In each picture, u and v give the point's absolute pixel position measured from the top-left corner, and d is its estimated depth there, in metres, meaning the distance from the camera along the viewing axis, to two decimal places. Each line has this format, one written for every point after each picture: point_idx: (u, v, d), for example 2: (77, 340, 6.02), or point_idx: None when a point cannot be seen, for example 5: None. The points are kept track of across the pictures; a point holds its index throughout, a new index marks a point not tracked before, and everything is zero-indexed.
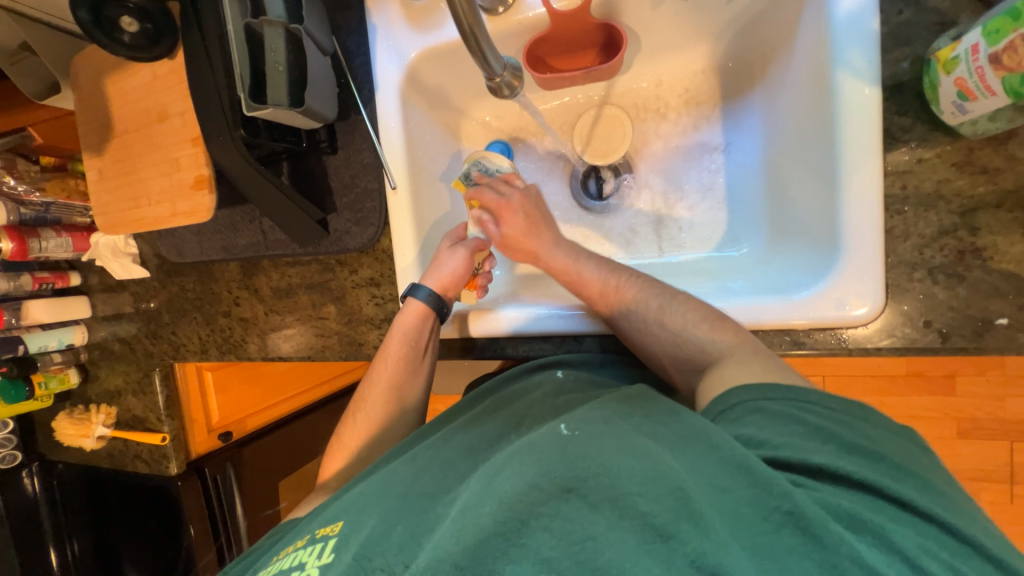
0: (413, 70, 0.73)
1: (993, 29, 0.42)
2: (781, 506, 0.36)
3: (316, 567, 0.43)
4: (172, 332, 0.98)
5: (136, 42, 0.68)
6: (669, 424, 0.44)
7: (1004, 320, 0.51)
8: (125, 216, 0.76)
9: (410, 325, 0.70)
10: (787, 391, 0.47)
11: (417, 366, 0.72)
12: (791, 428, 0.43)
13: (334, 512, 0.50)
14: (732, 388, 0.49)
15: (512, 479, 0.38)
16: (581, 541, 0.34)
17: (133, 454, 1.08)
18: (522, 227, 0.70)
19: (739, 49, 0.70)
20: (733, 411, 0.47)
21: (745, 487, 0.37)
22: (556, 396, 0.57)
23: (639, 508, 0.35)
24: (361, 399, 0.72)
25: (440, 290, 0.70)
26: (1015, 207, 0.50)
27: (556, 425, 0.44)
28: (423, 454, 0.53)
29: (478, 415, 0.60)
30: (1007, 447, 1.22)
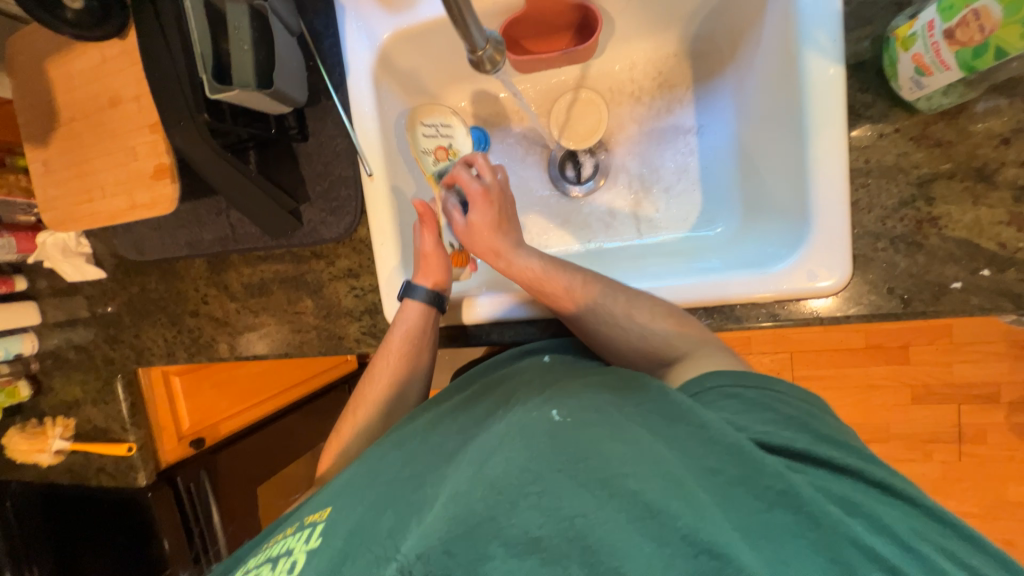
0: (385, 52, 0.71)
1: (947, 6, 0.45)
2: (773, 486, 0.37)
3: (304, 552, 0.43)
4: (135, 335, 0.92)
5: (81, 21, 0.63)
6: (661, 405, 0.44)
7: (959, 283, 0.55)
8: (77, 211, 0.71)
9: (413, 325, 0.69)
10: (759, 380, 0.49)
11: (418, 356, 0.70)
12: (767, 414, 0.45)
13: (321, 500, 0.50)
14: (707, 371, 0.51)
15: (501, 461, 0.37)
16: (570, 518, 0.35)
17: (96, 467, 1.02)
18: (490, 217, 0.67)
19: (709, 32, 0.72)
20: (708, 393, 0.49)
21: (733, 470, 0.38)
22: (543, 375, 0.56)
23: (629, 486, 0.36)
24: (363, 391, 0.72)
25: (439, 288, 0.70)
26: (966, 177, 0.54)
27: (547, 408, 0.44)
28: (411, 440, 0.52)
29: (465, 400, 0.58)
30: (956, 409, 1.31)
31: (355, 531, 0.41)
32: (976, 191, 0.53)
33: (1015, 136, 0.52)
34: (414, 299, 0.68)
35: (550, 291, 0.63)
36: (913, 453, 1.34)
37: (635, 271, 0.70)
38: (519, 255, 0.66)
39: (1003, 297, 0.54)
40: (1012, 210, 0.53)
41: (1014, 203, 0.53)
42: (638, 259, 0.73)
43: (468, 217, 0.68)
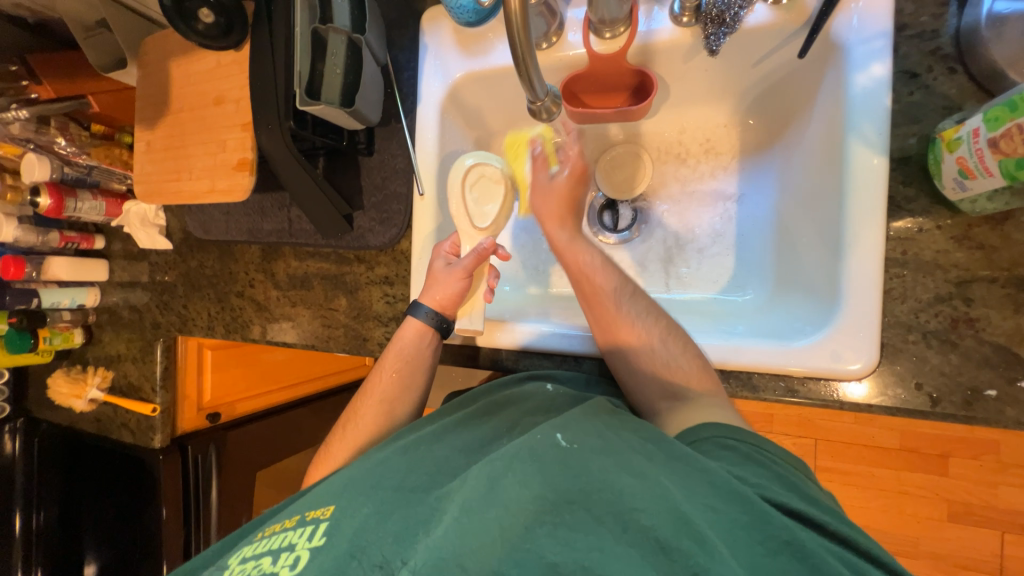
0: (455, 88, 0.79)
1: (993, 117, 0.46)
2: (777, 535, 0.36)
3: (306, 549, 0.44)
4: (183, 306, 1.00)
5: (208, 32, 0.74)
6: (664, 444, 0.44)
7: (993, 391, 0.53)
8: (165, 187, 0.80)
9: (409, 347, 0.72)
10: (745, 435, 0.49)
11: (415, 379, 0.72)
12: (760, 470, 0.44)
13: (320, 496, 0.51)
14: (704, 422, 0.52)
15: (519, 486, 0.39)
16: (586, 550, 0.35)
17: (120, 422, 1.08)
18: (572, 194, 0.69)
19: (761, 108, 0.75)
20: (704, 443, 0.49)
21: (739, 512, 0.37)
22: (543, 409, 0.57)
23: (641, 523, 0.36)
24: (355, 411, 0.72)
25: (441, 308, 0.71)
26: (1009, 284, 0.53)
27: (553, 431, 0.45)
28: (416, 449, 0.54)
29: (467, 420, 0.60)
30: (998, 537, 1.19)
31: (359, 533, 0.42)
32: (1017, 299, 0.52)
33: None
34: (415, 316, 0.71)
35: (592, 283, 0.64)
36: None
37: None
38: (574, 244, 0.67)
39: None
40: None
41: None
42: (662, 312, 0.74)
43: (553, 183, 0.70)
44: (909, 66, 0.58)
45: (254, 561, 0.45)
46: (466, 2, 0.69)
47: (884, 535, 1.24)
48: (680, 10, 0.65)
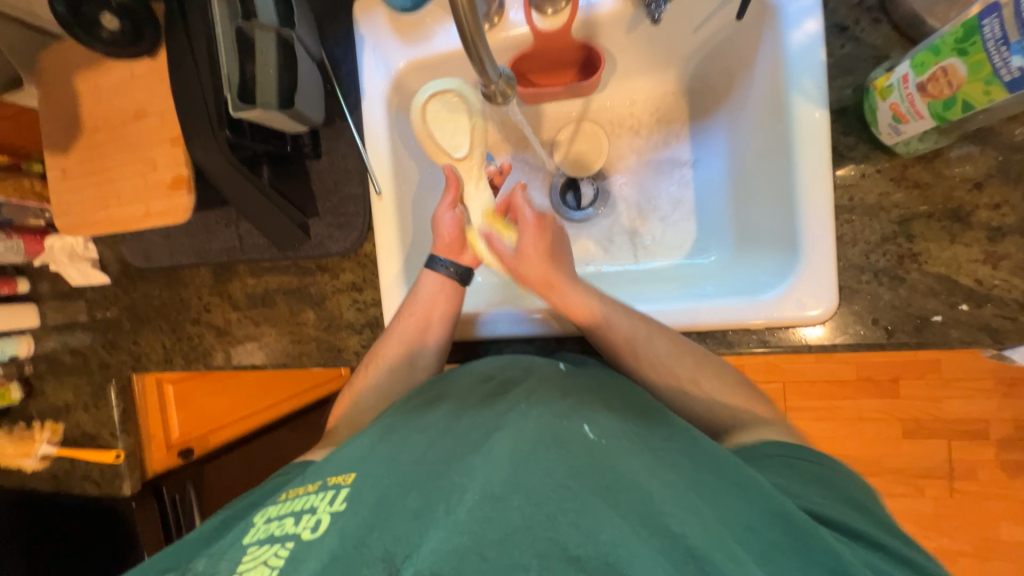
0: (399, 79, 0.75)
1: (919, 62, 0.48)
2: (823, 561, 0.38)
3: (328, 513, 0.45)
4: (133, 341, 0.93)
5: (115, 39, 0.67)
6: (698, 453, 0.47)
7: (939, 317, 0.57)
8: (90, 217, 0.73)
9: (428, 295, 0.71)
10: (810, 454, 0.51)
11: (435, 325, 0.71)
12: (821, 489, 0.47)
13: (341, 462, 0.52)
14: (766, 440, 0.54)
15: (542, 475, 0.41)
16: (610, 544, 0.37)
17: (81, 474, 0.99)
18: (543, 244, 0.68)
19: (705, 73, 0.77)
20: (764, 458, 0.51)
21: (775, 530, 0.40)
22: (563, 381, 0.56)
23: (670, 528, 0.38)
24: (377, 351, 0.72)
25: (454, 258, 0.72)
26: (943, 218, 0.57)
27: (582, 422, 0.47)
28: (433, 425, 0.53)
29: (486, 387, 0.58)
30: (946, 446, 1.32)
31: (380, 506, 0.44)
32: (952, 231, 0.56)
33: (987, 181, 0.55)
34: (433, 270, 0.71)
35: (606, 337, 0.63)
36: (905, 488, 1.35)
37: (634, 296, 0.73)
38: (568, 288, 0.66)
39: (982, 331, 0.56)
40: (987, 249, 0.55)
41: (988, 243, 0.55)
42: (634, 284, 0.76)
43: (519, 244, 0.69)
44: (838, 19, 0.60)
45: (278, 521, 0.47)
46: None
47: (851, 460, 1.35)
48: None
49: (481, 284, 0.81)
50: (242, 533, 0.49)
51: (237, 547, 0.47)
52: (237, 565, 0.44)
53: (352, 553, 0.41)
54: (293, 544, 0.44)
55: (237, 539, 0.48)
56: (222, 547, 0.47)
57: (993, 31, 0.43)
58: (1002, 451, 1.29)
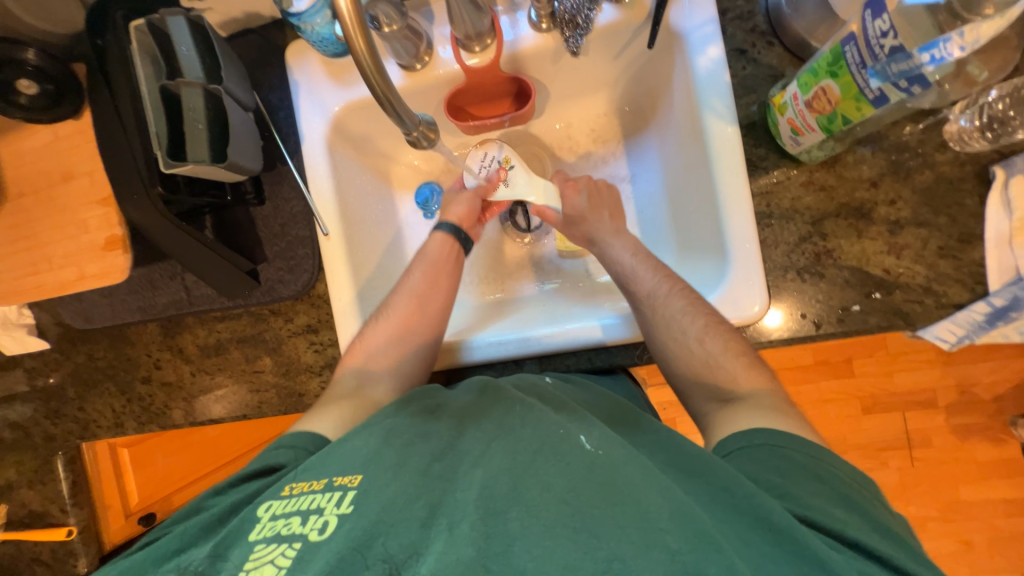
0: (337, 121, 0.77)
1: (804, 82, 0.54)
2: (812, 569, 0.38)
3: (335, 515, 0.45)
4: (79, 408, 0.88)
5: (35, 103, 0.66)
6: (688, 461, 0.47)
7: (857, 306, 0.61)
8: (21, 285, 0.70)
9: (436, 256, 0.77)
10: (805, 445, 0.49)
11: (443, 281, 0.76)
12: (816, 486, 0.45)
13: (346, 461, 0.51)
14: (757, 427, 0.51)
15: (543, 490, 0.43)
16: (607, 559, 0.38)
17: (30, 557, 0.92)
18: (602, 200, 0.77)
19: (632, 95, 0.81)
20: (757, 449, 0.49)
21: (767, 540, 0.40)
22: (553, 398, 0.58)
23: (668, 544, 0.38)
24: (387, 304, 0.74)
25: (460, 223, 0.79)
26: (849, 216, 0.62)
27: (578, 433, 0.49)
28: (435, 435, 0.53)
29: (484, 400, 0.59)
30: (901, 417, 1.40)
31: (387, 510, 0.44)
32: (858, 227, 0.62)
33: (882, 180, 0.61)
34: (438, 234, 0.78)
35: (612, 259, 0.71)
36: (870, 461, 1.42)
37: (586, 308, 0.74)
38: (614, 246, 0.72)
39: (896, 315, 0.60)
40: (889, 241, 0.61)
41: (890, 235, 0.61)
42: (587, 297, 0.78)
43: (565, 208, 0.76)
44: (738, 44, 0.66)
45: (284, 521, 0.46)
46: (327, 35, 0.69)
47: None
48: (538, 18, 0.69)
49: (460, 317, 0.81)
50: (245, 525, 0.47)
51: (242, 543, 0.46)
52: (242, 565, 0.44)
53: (354, 558, 0.41)
54: (301, 545, 0.44)
55: (242, 532, 0.47)
56: (227, 535, 0.47)
57: (854, 57, 0.47)
58: (951, 416, 1.38)
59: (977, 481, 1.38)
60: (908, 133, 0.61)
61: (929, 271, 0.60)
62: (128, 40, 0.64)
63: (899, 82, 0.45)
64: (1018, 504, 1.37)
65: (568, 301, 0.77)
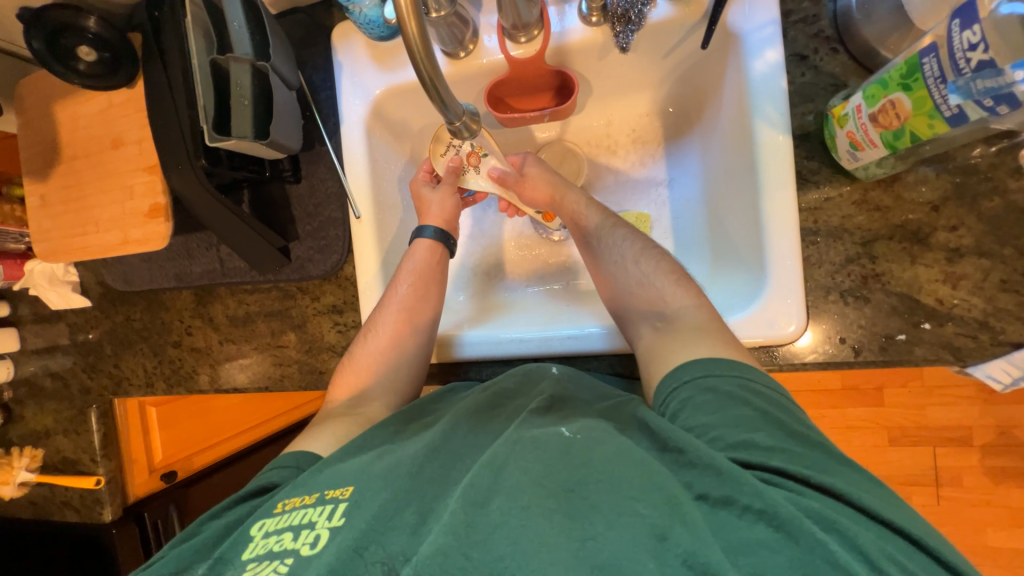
0: (378, 104, 0.77)
1: (870, 94, 0.50)
2: (752, 505, 0.38)
3: (327, 528, 0.45)
4: (114, 365, 0.92)
5: (92, 70, 0.68)
6: (645, 429, 0.47)
7: (903, 335, 0.58)
8: (69, 244, 0.73)
9: (422, 264, 0.74)
10: (731, 372, 0.50)
11: (432, 290, 0.73)
12: (742, 411, 0.46)
13: (339, 473, 0.51)
14: (684, 363, 0.52)
15: (520, 475, 0.43)
16: (580, 540, 0.38)
17: (60, 502, 0.97)
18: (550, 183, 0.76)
19: (678, 96, 0.79)
20: (686, 388, 0.50)
21: (714, 490, 0.40)
22: (538, 393, 0.57)
23: (638, 510, 0.39)
24: (373, 322, 0.71)
25: (443, 226, 0.77)
26: (903, 239, 0.58)
27: (557, 424, 0.48)
28: (427, 436, 0.54)
29: (480, 405, 0.58)
30: (932, 452, 1.33)
31: (379, 518, 0.44)
32: (913, 252, 0.58)
33: (944, 204, 0.57)
34: (423, 238, 0.76)
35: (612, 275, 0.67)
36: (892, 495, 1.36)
37: (581, 318, 0.71)
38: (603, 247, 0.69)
39: (945, 349, 0.57)
40: (945, 270, 0.57)
41: (947, 263, 0.57)
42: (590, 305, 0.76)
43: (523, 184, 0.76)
44: (799, 48, 0.62)
45: (276, 537, 0.46)
46: (374, 17, 0.69)
47: None
48: (589, 10, 0.67)
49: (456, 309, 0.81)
50: (240, 543, 0.47)
51: (235, 563, 0.46)
52: None
53: (354, 561, 0.41)
54: (293, 560, 0.44)
55: (236, 551, 0.47)
56: (220, 554, 0.47)
57: (932, 70, 0.44)
58: (987, 457, 1.31)
59: (1009, 528, 1.31)
60: (978, 155, 0.57)
61: (986, 305, 0.56)
62: (183, 13, 0.65)
63: (984, 100, 0.42)
64: None
65: (568, 309, 0.75)
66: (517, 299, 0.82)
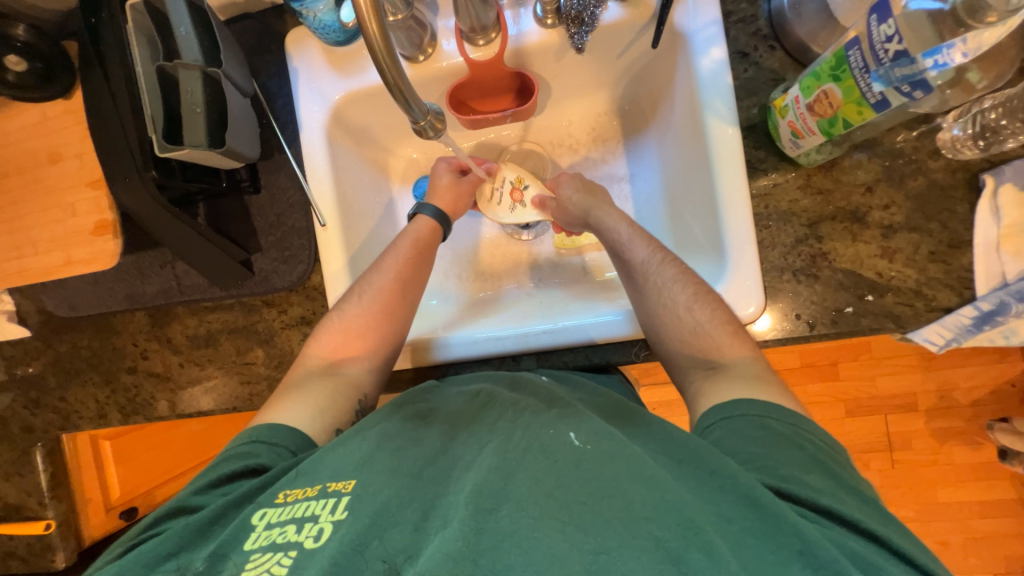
0: (337, 110, 0.76)
1: (806, 86, 0.55)
2: (791, 543, 0.39)
3: (330, 522, 0.45)
4: (60, 398, 0.85)
5: (22, 81, 0.64)
6: (675, 449, 0.48)
7: (850, 308, 0.62)
8: (3, 268, 0.68)
9: (425, 237, 0.75)
10: (786, 416, 0.50)
11: (426, 268, 0.73)
12: (793, 454, 0.47)
13: (339, 462, 0.51)
14: (736, 398, 0.53)
15: (531, 486, 0.43)
16: (594, 553, 0.38)
17: (4, 553, 0.89)
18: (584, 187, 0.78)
19: (632, 95, 0.82)
20: (738, 421, 0.51)
21: (749, 515, 0.41)
22: (541, 394, 0.56)
23: (652, 532, 0.39)
24: (365, 280, 0.70)
25: (446, 208, 0.78)
26: (844, 219, 0.63)
27: (566, 429, 0.48)
28: (430, 439, 0.53)
29: (472, 405, 0.57)
30: (883, 420, 1.43)
31: (381, 513, 0.44)
32: (853, 230, 0.63)
33: (876, 185, 0.63)
34: (423, 216, 0.77)
35: (626, 260, 0.69)
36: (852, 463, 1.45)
37: (565, 309, 0.73)
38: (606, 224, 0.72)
39: (887, 318, 0.62)
40: (882, 245, 0.62)
41: (883, 239, 0.62)
42: (569, 296, 0.78)
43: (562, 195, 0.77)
44: (740, 47, 0.67)
45: (279, 529, 0.46)
46: (329, 21, 0.69)
47: None
48: (543, 13, 0.69)
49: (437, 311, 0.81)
50: (242, 532, 0.47)
51: (236, 554, 0.45)
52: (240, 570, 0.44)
53: (354, 557, 0.41)
54: (296, 553, 0.44)
55: (238, 539, 0.46)
56: (220, 544, 0.46)
57: (857, 61, 0.49)
58: (931, 419, 1.42)
59: (954, 484, 1.42)
60: (902, 140, 0.62)
61: (919, 275, 0.61)
62: (123, 20, 0.62)
63: (902, 86, 0.47)
64: (991, 506, 1.42)
65: (550, 301, 0.76)
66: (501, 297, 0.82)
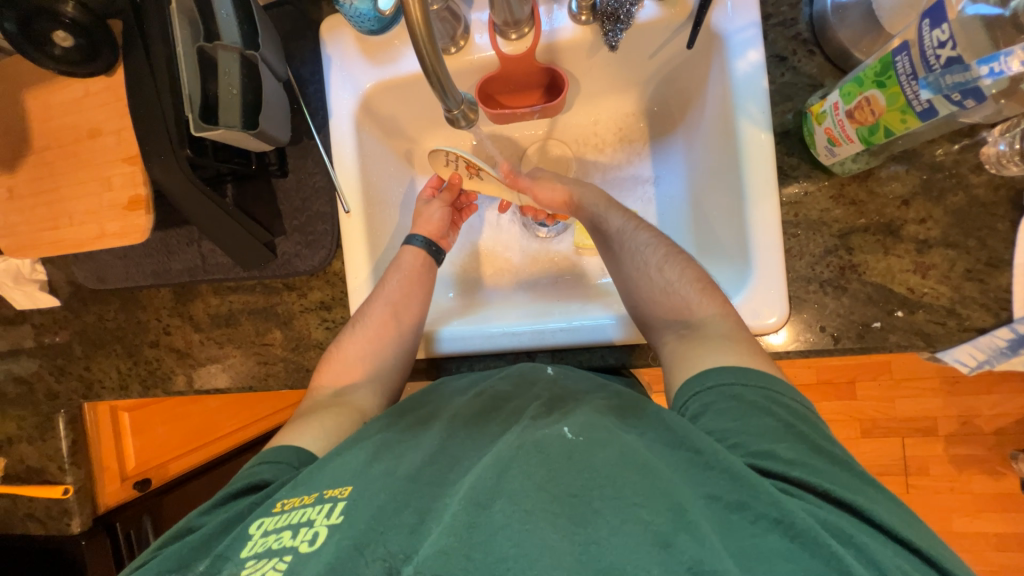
0: (367, 99, 0.76)
1: (847, 92, 0.53)
2: (767, 513, 0.39)
3: (326, 527, 0.45)
4: (85, 367, 0.88)
5: (67, 56, 0.66)
6: (659, 432, 0.48)
7: (878, 323, 0.61)
8: (40, 237, 0.70)
9: (411, 267, 0.74)
10: (758, 383, 0.51)
11: (418, 291, 0.73)
12: (764, 423, 0.47)
13: (335, 473, 0.51)
14: (709, 370, 0.53)
15: (524, 479, 0.43)
16: (585, 544, 0.38)
17: (23, 514, 0.91)
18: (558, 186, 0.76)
19: (662, 97, 0.81)
20: (709, 394, 0.51)
21: (733, 496, 0.41)
22: (536, 393, 0.57)
23: (641, 517, 0.39)
24: (363, 309, 0.71)
25: (432, 236, 0.78)
26: (877, 231, 0.61)
27: (560, 426, 0.48)
28: (428, 440, 0.53)
29: (476, 404, 0.58)
30: (900, 443, 1.39)
31: (377, 518, 0.44)
32: (886, 244, 0.61)
33: (913, 198, 0.61)
34: (411, 245, 0.77)
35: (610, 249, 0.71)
36: None
37: (581, 310, 0.72)
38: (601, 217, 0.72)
39: (916, 335, 0.60)
40: (916, 260, 0.60)
41: (917, 254, 0.60)
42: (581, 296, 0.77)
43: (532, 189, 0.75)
44: (778, 51, 0.66)
45: (275, 535, 0.46)
46: (365, 11, 0.69)
47: None
48: (578, 9, 0.68)
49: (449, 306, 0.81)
50: (239, 541, 0.47)
51: (234, 560, 0.45)
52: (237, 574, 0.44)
53: (353, 557, 0.41)
54: (291, 557, 0.44)
55: (233, 550, 0.47)
56: (219, 553, 0.47)
57: (905, 68, 0.47)
58: (951, 445, 1.38)
59: (972, 513, 1.38)
60: (942, 153, 0.60)
61: (954, 293, 0.59)
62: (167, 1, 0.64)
63: (952, 95, 0.45)
64: (1010, 539, 1.37)
65: (567, 301, 0.76)
66: (517, 294, 0.82)
